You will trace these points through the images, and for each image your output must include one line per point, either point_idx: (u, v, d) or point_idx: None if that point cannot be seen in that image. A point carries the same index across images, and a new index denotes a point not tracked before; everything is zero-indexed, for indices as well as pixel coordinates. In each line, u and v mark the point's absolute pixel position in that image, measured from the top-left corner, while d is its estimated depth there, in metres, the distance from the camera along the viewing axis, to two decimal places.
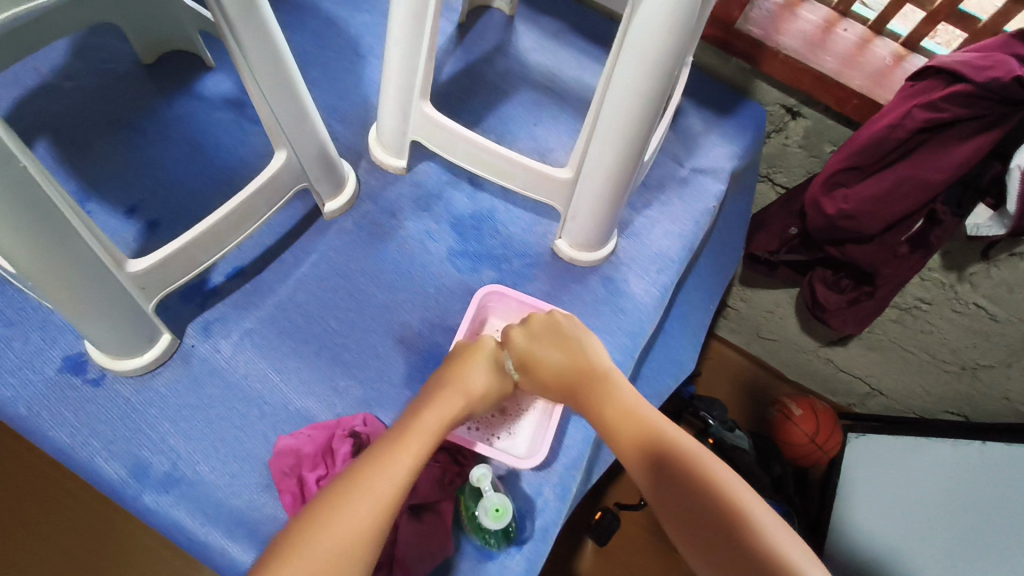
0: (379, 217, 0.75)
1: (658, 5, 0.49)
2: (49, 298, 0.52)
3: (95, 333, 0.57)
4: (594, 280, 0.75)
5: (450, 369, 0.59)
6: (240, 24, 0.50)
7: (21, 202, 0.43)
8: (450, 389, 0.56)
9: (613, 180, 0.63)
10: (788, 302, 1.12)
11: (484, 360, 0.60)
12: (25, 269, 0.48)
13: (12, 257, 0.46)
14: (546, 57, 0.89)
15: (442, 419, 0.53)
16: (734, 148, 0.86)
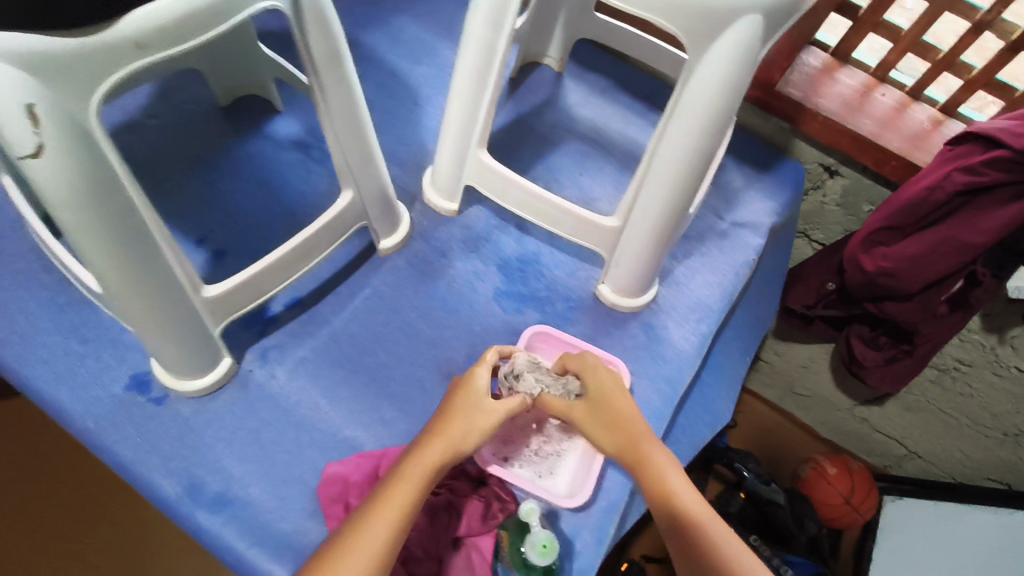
0: (431, 256, 0.78)
1: (711, 71, 0.52)
2: (130, 317, 0.55)
3: (165, 353, 0.60)
4: (634, 325, 0.77)
5: (448, 407, 0.56)
6: (324, 75, 0.54)
7: (124, 232, 0.47)
8: (444, 428, 0.53)
9: (659, 228, 0.66)
10: (824, 357, 1.13)
11: (479, 394, 0.57)
12: (112, 288, 0.51)
13: (104, 281, 0.50)
14: (593, 112, 0.94)
15: (432, 464, 0.51)
16: (773, 204, 0.89)
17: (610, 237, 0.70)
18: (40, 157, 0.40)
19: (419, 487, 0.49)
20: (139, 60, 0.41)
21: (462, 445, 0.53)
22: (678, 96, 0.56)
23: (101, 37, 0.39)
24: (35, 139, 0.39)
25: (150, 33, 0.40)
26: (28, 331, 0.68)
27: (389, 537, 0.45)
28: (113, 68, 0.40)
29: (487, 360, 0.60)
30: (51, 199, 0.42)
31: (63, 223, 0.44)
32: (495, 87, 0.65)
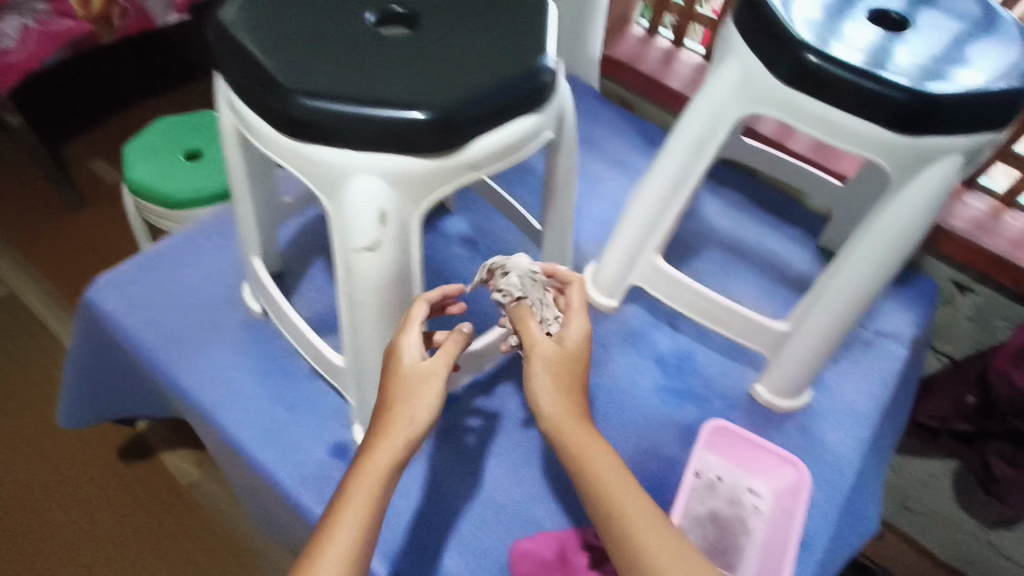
0: (593, 348, 0.84)
1: (909, 203, 0.58)
2: (366, 390, 0.61)
3: (378, 426, 0.66)
4: (791, 426, 0.79)
5: (387, 394, 0.50)
6: (557, 189, 0.63)
7: (399, 314, 0.54)
8: (387, 418, 0.49)
9: (831, 334, 0.70)
10: (945, 475, 1.09)
11: (413, 370, 0.51)
12: (368, 359, 0.58)
13: (364, 355, 0.57)
14: (728, 223, 1.02)
15: (389, 462, 0.47)
16: (912, 315, 0.92)
17: (777, 337, 0.75)
18: (372, 249, 0.48)
19: (377, 492, 0.47)
20: (463, 179, 0.49)
21: (417, 428, 0.49)
22: (873, 218, 0.61)
23: (444, 162, 0.47)
24: (375, 235, 0.47)
25: (477, 160, 0.48)
26: (239, 396, 0.74)
27: (355, 538, 0.45)
28: (443, 185, 0.48)
29: (413, 320, 0.52)
30: (363, 282, 0.50)
31: (359, 299, 0.52)
32: (681, 204, 0.71)
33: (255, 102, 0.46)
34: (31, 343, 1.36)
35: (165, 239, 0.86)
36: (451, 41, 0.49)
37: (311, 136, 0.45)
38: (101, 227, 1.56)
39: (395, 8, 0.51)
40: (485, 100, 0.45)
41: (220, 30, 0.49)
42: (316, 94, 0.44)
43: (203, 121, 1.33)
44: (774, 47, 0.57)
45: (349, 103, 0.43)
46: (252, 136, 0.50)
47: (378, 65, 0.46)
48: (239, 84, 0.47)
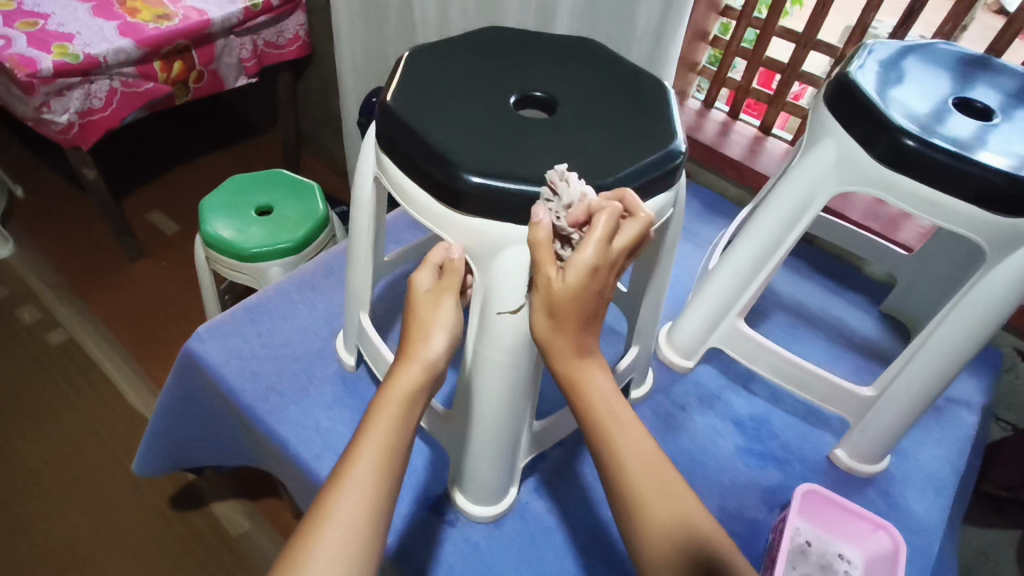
0: (671, 409, 0.86)
1: (1005, 277, 0.63)
2: (470, 446, 0.63)
3: (479, 484, 0.67)
4: (872, 491, 0.80)
5: (409, 325, 0.55)
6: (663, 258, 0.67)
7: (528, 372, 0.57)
8: (411, 349, 0.53)
9: (920, 402, 0.72)
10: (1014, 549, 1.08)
11: (428, 299, 0.55)
12: (480, 419, 0.60)
13: (485, 409, 0.59)
14: (791, 288, 1.05)
15: (414, 383, 0.51)
16: (980, 383, 0.94)
17: (861, 405, 0.77)
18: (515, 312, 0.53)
19: (403, 408, 0.50)
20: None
21: (434, 356, 0.52)
22: (969, 290, 0.65)
23: None
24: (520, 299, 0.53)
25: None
26: (335, 446, 0.76)
27: (381, 459, 0.46)
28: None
29: (428, 260, 0.57)
30: (499, 341, 0.55)
31: (486, 357, 0.56)
32: (768, 273, 0.76)
33: (430, 177, 0.52)
34: (86, 385, 1.37)
35: (260, 293, 0.92)
36: (592, 126, 0.56)
37: (475, 210, 0.51)
38: (158, 274, 1.61)
39: (537, 93, 0.60)
40: (630, 182, 0.51)
41: (385, 113, 0.55)
42: (494, 174, 0.50)
43: (273, 179, 1.35)
44: (871, 131, 0.64)
45: (515, 182, 0.49)
46: (408, 206, 0.56)
47: (542, 150, 0.53)
48: (409, 162, 0.53)
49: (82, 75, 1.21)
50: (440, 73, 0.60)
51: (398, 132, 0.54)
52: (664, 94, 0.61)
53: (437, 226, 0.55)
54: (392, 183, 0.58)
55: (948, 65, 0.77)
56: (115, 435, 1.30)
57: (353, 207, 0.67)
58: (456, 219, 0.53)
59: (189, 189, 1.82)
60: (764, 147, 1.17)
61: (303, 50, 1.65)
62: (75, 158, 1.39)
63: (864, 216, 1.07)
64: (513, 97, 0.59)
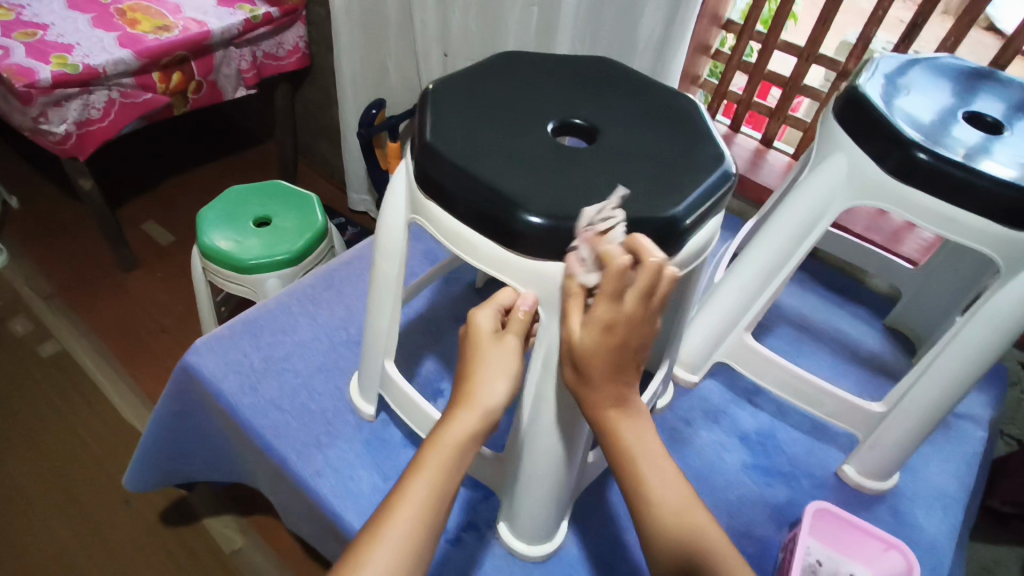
0: (677, 423, 0.85)
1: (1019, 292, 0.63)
2: (519, 483, 0.62)
3: (524, 519, 0.64)
4: (882, 508, 0.78)
5: (470, 363, 0.53)
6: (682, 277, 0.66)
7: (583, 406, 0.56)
8: (470, 391, 0.52)
9: (930, 418, 0.71)
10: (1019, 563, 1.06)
11: (492, 341, 0.53)
12: (529, 454, 0.59)
13: (538, 442, 0.58)
14: (795, 301, 1.05)
15: (468, 432, 0.50)
16: (987, 398, 0.93)
17: (870, 420, 0.76)
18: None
19: (452, 457, 0.49)
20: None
21: (492, 404, 0.51)
22: (981, 304, 0.65)
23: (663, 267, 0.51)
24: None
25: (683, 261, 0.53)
26: (336, 462, 0.75)
27: (424, 508, 0.47)
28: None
29: (493, 301, 0.55)
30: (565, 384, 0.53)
31: (544, 395, 0.55)
32: (777, 287, 0.75)
33: (480, 214, 0.49)
34: (78, 399, 1.35)
35: (260, 305, 0.90)
36: (640, 151, 0.55)
37: (543, 251, 0.48)
38: (152, 286, 1.59)
39: (577, 120, 0.58)
40: (700, 207, 0.50)
41: (424, 151, 0.52)
42: (553, 213, 0.47)
43: (272, 190, 1.33)
44: (883, 145, 0.64)
45: (592, 219, 0.47)
46: (459, 251, 0.53)
47: (594, 183, 0.50)
48: (459, 202, 0.50)
49: (81, 86, 1.20)
50: (467, 100, 0.57)
51: (448, 174, 0.50)
52: (702, 116, 0.61)
53: (480, 262, 0.52)
54: (434, 226, 0.54)
55: (959, 78, 0.77)
56: (107, 448, 1.27)
57: (376, 252, 0.63)
58: (518, 263, 0.51)
59: (185, 200, 1.81)
60: (765, 160, 1.17)
61: (302, 61, 1.65)
62: (71, 170, 1.37)
63: (866, 229, 1.07)
64: (553, 124, 0.57)
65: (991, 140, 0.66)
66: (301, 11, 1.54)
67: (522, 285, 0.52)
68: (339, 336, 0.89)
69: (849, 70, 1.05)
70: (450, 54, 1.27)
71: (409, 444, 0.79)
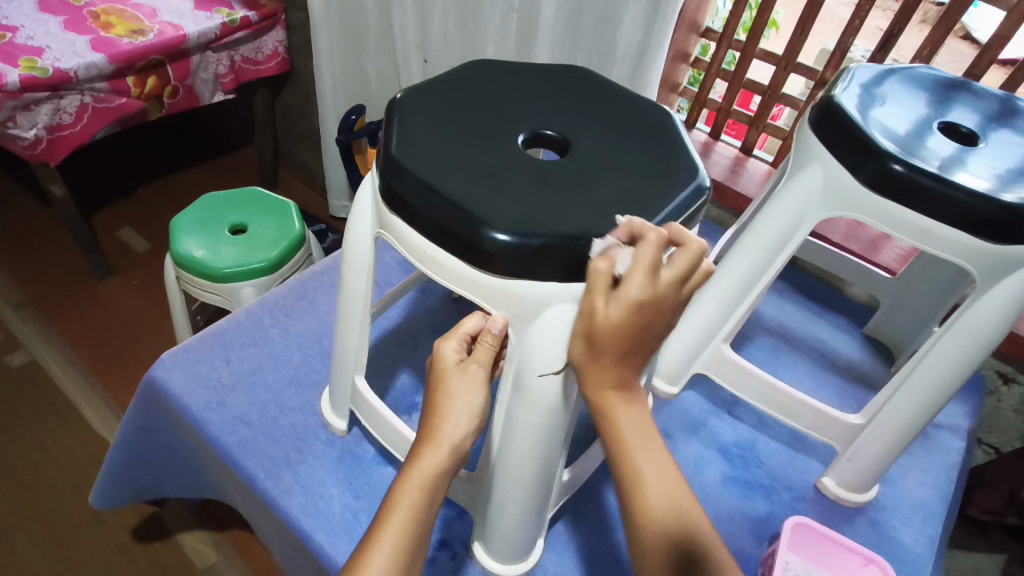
0: (655, 436, 0.84)
1: (994, 304, 0.62)
2: (494, 505, 0.60)
3: (498, 539, 0.63)
4: (861, 521, 0.78)
5: (434, 396, 0.53)
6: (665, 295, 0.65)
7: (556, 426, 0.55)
8: (435, 428, 0.52)
9: (907, 432, 0.70)
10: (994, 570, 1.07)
11: (456, 372, 0.53)
12: (503, 475, 0.58)
13: (511, 462, 0.56)
14: (775, 310, 1.04)
15: (435, 470, 0.50)
16: (965, 408, 0.93)
17: (848, 432, 0.75)
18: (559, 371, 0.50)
19: (421, 497, 0.50)
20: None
21: (457, 440, 0.52)
22: (958, 316, 0.65)
23: None
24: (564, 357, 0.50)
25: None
26: (306, 480, 0.73)
27: (396, 554, 0.47)
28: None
29: (460, 330, 0.56)
30: (535, 404, 0.52)
31: (518, 417, 0.54)
32: (754, 298, 0.74)
33: (445, 230, 0.48)
34: (47, 410, 1.31)
35: (230, 317, 0.88)
36: (613, 166, 0.53)
37: (512, 271, 0.47)
38: (127, 294, 1.55)
39: (547, 132, 0.56)
40: (673, 224, 0.49)
41: (390, 166, 0.50)
42: (518, 229, 0.45)
43: (248, 196, 1.31)
44: (858, 156, 0.63)
45: (561, 237, 0.46)
46: (426, 268, 0.52)
47: (564, 198, 0.49)
48: (423, 217, 0.49)
49: (51, 90, 1.17)
50: (436, 113, 0.55)
51: (414, 189, 0.48)
52: (679, 131, 0.60)
53: (447, 280, 0.51)
54: (401, 243, 0.53)
55: (934, 89, 0.77)
56: (75, 460, 1.24)
57: (344, 267, 0.62)
58: (486, 282, 0.49)
59: (162, 206, 1.77)
60: (745, 168, 1.17)
61: (282, 66, 1.63)
62: (42, 175, 1.34)
63: (844, 238, 1.06)
64: (523, 136, 0.55)
65: (964, 150, 0.66)
66: (280, 16, 1.52)
67: (492, 306, 0.51)
68: (312, 349, 0.87)
69: (827, 78, 1.05)
70: (430, 59, 1.26)
71: (383, 459, 0.77)
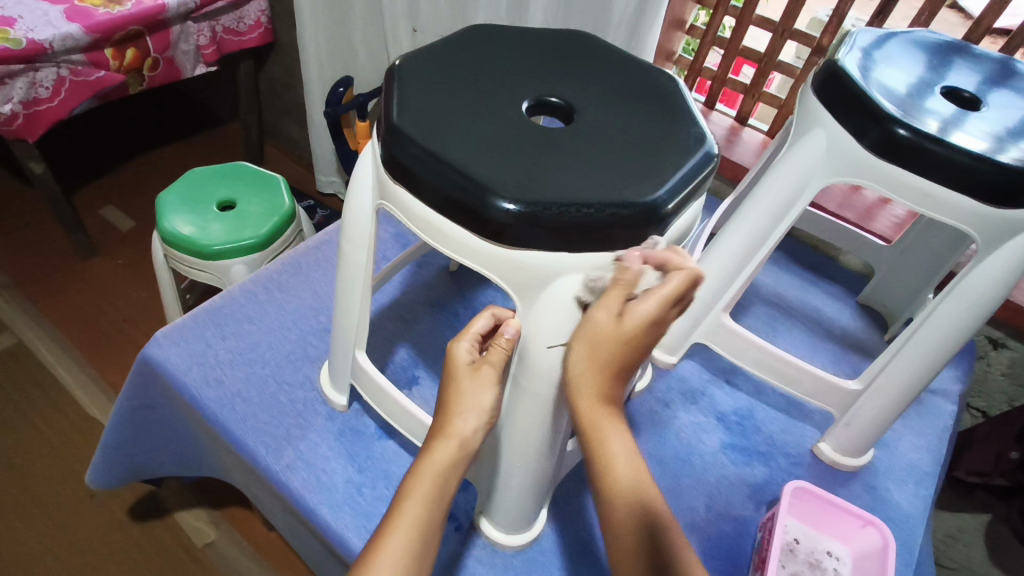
0: (655, 406, 0.84)
1: (992, 270, 0.63)
2: (505, 477, 0.60)
3: (503, 511, 0.63)
4: (856, 485, 0.79)
5: (446, 394, 0.54)
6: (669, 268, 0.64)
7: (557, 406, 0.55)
8: (446, 423, 0.52)
9: (904, 396, 0.71)
10: (976, 527, 1.11)
11: (468, 372, 0.54)
12: (512, 450, 0.58)
13: (521, 437, 0.56)
14: (771, 279, 1.05)
15: (445, 463, 0.51)
16: (956, 371, 0.95)
17: (846, 398, 0.76)
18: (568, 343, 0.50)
19: (434, 487, 0.50)
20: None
21: (467, 435, 0.52)
22: (956, 284, 0.65)
23: None
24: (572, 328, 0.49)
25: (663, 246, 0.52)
26: (310, 457, 0.72)
27: (412, 541, 0.47)
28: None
29: (471, 330, 0.56)
30: (541, 375, 0.52)
31: (530, 392, 0.53)
32: (755, 267, 0.74)
33: (450, 201, 0.47)
34: (36, 392, 1.29)
35: (224, 294, 0.87)
36: (619, 133, 0.52)
37: (521, 240, 0.46)
38: (113, 273, 1.52)
39: (551, 99, 0.55)
40: (681, 190, 0.48)
41: (391, 134, 0.49)
42: (524, 197, 0.44)
43: (236, 171, 1.28)
44: (864, 121, 0.63)
45: (569, 206, 0.45)
46: (431, 240, 0.51)
47: (570, 165, 0.48)
48: (427, 188, 0.48)
49: (26, 63, 1.13)
50: (435, 79, 0.54)
51: (418, 157, 0.47)
52: (683, 97, 0.58)
53: (452, 251, 0.50)
54: (405, 214, 0.52)
55: (935, 53, 0.76)
56: (68, 443, 1.23)
57: (344, 241, 0.61)
58: (492, 252, 0.48)
59: (145, 183, 1.73)
60: (740, 138, 1.16)
61: (265, 37, 1.58)
62: (19, 152, 1.30)
63: (840, 206, 1.07)
64: (527, 103, 0.54)
65: (965, 113, 0.65)
66: None
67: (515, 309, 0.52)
68: (309, 324, 0.86)
69: (824, 45, 1.03)
70: (419, 29, 1.23)
71: (385, 433, 0.77)
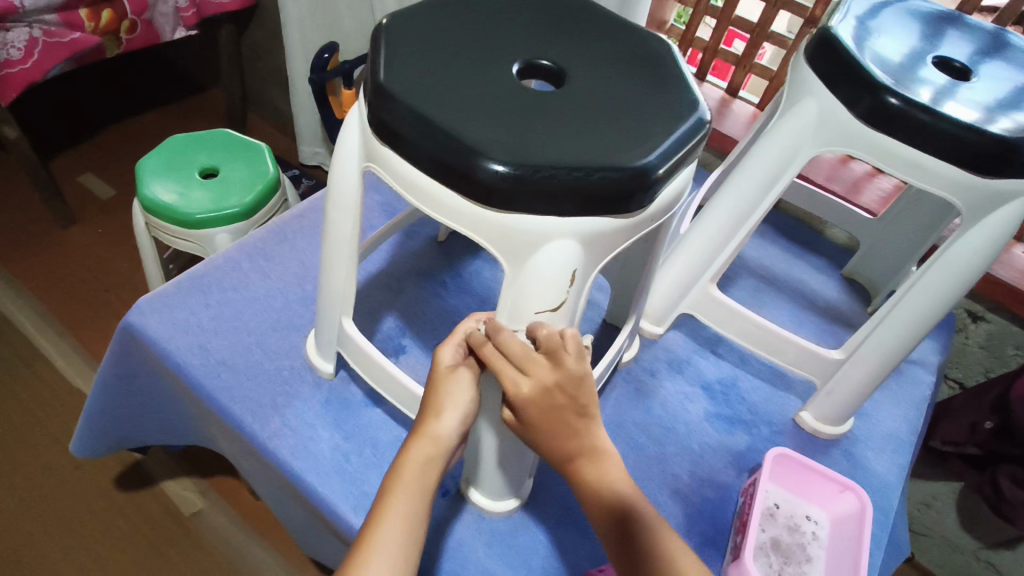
0: (641, 375, 0.85)
1: (973, 240, 0.64)
2: (489, 448, 0.61)
3: (488, 482, 0.65)
4: (836, 451, 0.81)
5: (427, 396, 0.53)
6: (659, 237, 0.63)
7: None
8: (424, 423, 0.52)
9: (883, 365, 0.72)
10: (948, 494, 1.15)
11: (446, 375, 0.53)
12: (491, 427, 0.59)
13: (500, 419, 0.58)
14: (758, 252, 1.05)
15: (426, 462, 0.50)
16: (936, 343, 0.96)
17: (828, 367, 0.77)
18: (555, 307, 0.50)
19: (418, 483, 0.49)
20: (641, 230, 0.52)
21: (445, 434, 0.51)
22: (941, 254, 0.66)
23: (632, 219, 0.50)
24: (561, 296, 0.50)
25: (654, 212, 0.52)
26: (297, 426, 0.72)
27: (399, 539, 0.46)
28: (625, 239, 0.51)
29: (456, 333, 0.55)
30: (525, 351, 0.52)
31: None
32: (742, 238, 0.74)
33: (441, 163, 0.46)
34: (17, 361, 1.27)
35: (207, 261, 0.85)
36: (611, 97, 0.52)
37: (510, 202, 0.46)
38: (93, 242, 1.50)
39: (542, 61, 0.54)
40: (672, 156, 0.48)
41: (378, 93, 0.48)
42: (513, 160, 0.44)
43: (218, 139, 1.25)
44: (854, 89, 0.63)
45: (558, 168, 0.44)
46: (418, 201, 0.50)
47: (561, 126, 0.48)
48: (416, 148, 0.47)
49: None
50: (425, 38, 0.53)
51: (406, 118, 0.46)
52: (677, 63, 0.57)
53: (444, 217, 0.50)
54: (391, 173, 0.51)
55: (928, 22, 0.76)
56: (49, 412, 1.21)
57: (329, 204, 0.60)
58: (482, 217, 0.48)
59: (125, 150, 1.69)
60: (730, 110, 1.16)
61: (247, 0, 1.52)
62: None
63: (827, 179, 1.07)
64: (518, 65, 0.53)
65: (956, 82, 0.65)
66: None
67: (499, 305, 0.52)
68: (294, 293, 0.85)
69: (816, 16, 1.02)
70: None
71: (372, 402, 0.77)
